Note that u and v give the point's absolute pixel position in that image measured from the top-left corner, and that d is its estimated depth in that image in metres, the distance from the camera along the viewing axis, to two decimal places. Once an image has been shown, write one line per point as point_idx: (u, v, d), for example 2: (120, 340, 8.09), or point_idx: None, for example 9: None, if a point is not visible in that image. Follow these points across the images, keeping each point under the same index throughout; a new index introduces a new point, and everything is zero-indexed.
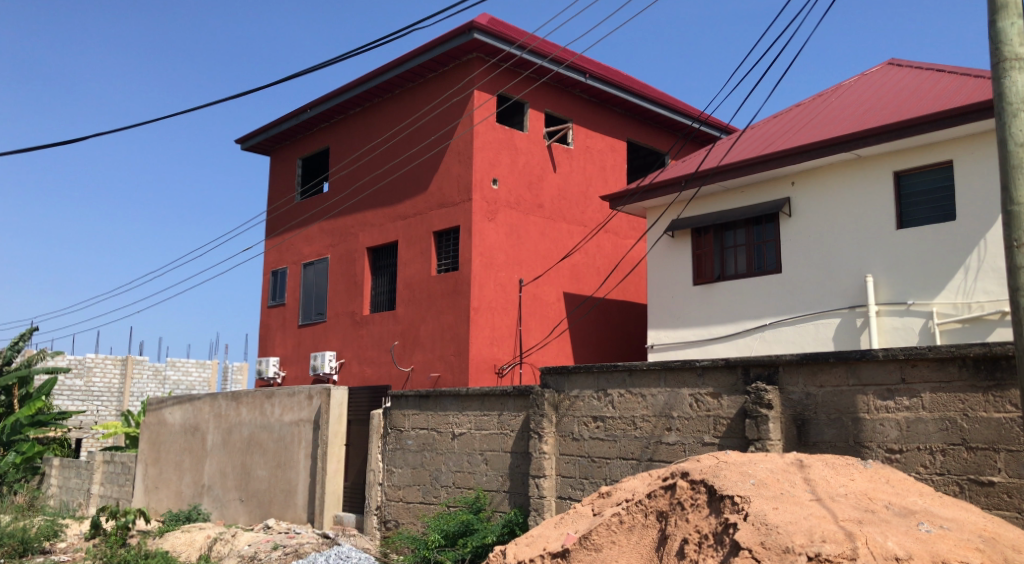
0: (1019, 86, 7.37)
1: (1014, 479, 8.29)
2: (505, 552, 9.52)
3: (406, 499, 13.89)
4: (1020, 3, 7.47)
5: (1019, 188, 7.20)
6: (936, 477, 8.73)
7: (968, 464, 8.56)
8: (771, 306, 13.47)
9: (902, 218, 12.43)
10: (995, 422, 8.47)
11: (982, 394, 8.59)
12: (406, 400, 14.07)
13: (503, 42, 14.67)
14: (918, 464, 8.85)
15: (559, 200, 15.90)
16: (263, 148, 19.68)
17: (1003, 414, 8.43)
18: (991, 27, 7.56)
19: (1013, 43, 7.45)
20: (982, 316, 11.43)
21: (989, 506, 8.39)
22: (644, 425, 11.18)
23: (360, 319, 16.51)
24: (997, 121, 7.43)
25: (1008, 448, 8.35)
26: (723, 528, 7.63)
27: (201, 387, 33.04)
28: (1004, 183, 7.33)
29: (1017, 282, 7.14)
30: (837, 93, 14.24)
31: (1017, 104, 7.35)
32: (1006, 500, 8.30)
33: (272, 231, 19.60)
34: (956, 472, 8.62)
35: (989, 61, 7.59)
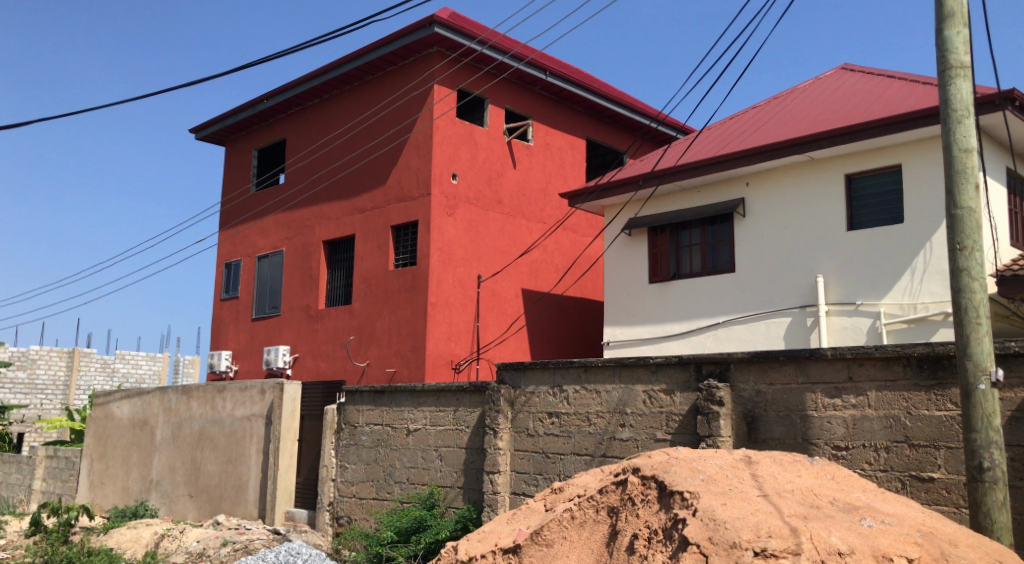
0: (963, 93, 7.63)
1: (953, 475, 8.56)
2: (456, 548, 9.41)
3: (359, 495, 13.83)
4: (965, 12, 7.68)
5: (961, 193, 7.52)
6: (880, 474, 8.98)
7: (911, 461, 8.81)
8: (724, 305, 13.68)
9: (852, 220, 12.72)
10: (936, 419, 8.73)
11: (924, 393, 8.84)
12: (360, 396, 14.02)
13: (464, 36, 14.65)
14: (863, 460, 9.09)
15: (518, 196, 15.93)
16: (218, 138, 19.37)
17: (944, 412, 8.68)
18: (939, 35, 7.77)
19: (958, 51, 7.68)
20: (927, 317, 11.73)
21: (930, 501, 8.65)
22: (598, 421, 11.30)
23: (316, 314, 16.36)
24: (942, 126, 7.68)
25: (948, 445, 8.62)
26: (673, 523, 7.71)
27: (151, 380, 32.19)
28: (948, 187, 7.59)
29: (960, 284, 7.49)
30: (791, 95, 14.51)
31: (962, 110, 7.61)
32: (945, 495, 8.57)
33: (227, 222, 19.29)
34: (899, 469, 8.88)
35: (935, 67, 7.82)
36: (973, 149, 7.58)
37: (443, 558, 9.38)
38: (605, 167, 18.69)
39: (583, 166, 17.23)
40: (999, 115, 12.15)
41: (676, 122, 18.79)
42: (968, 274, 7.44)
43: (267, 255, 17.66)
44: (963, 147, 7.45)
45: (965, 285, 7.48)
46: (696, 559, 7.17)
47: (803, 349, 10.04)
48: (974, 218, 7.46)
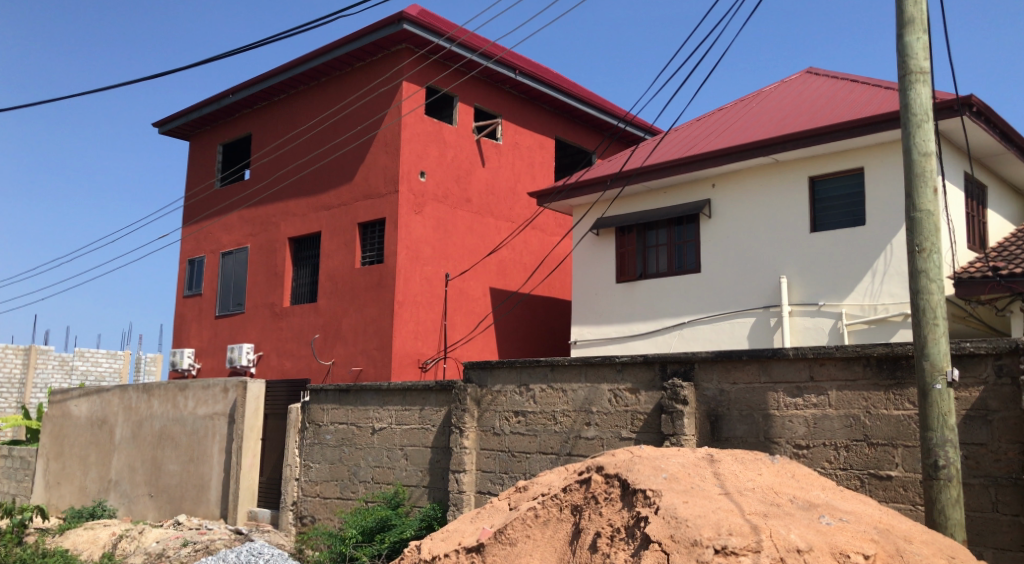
0: (922, 98, 7.77)
1: (910, 473, 8.71)
2: (419, 547, 9.27)
3: (323, 494, 13.74)
4: (925, 18, 7.83)
5: (920, 196, 7.67)
6: (839, 472, 9.12)
7: (869, 459, 8.95)
8: (689, 305, 13.80)
9: (815, 221, 12.89)
10: (894, 419, 8.88)
11: (883, 392, 8.98)
12: (325, 394, 13.92)
13: (432, 33, 14.58)
14: (823, 459, 9.23)
15: (486, 195, 15.91)
16: (182, 132, 19.07)
17: (902, 411, 8.83)
18: (899, 40, 7.90)
19: (918, 57, 7.82)
20: (887, 318, 11.92)
21: (887, 499, 8.80)
22: (564, 419, 11.33)
23: (281, 312, 16.19)
24: (902, 130, 7.82)
25: (905, 443, 8.77)
26: (634, 522, 7.69)
27: (111, 378, 31.51)
28: (908, 190, 7.73)
29: (918, 286, 7.62)
30: (757, 98, 14.67)
31: (922, 115, 7.75)
32: (902, 493, 8.72)
33: (190, 218, 19.01)
34: (858, 467, 9.01)
35: (895, 72, 7.96)
36: (931, 153, 7.74)
37: (407, 558, 9.19)
38: (573, 167, 18.72)
39: (551, 165, 17.26)
40: (958, 120, 12.42)
41: (644, 122, 18.88)
42: (926, 276, 7.58)
43: (232, 252, 17.43)
44: (922, 151, 7.59)
45: (923, 286, 7.62)
46: (657, 558, 7.16)
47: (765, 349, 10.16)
48: (932, 221, 7.61)
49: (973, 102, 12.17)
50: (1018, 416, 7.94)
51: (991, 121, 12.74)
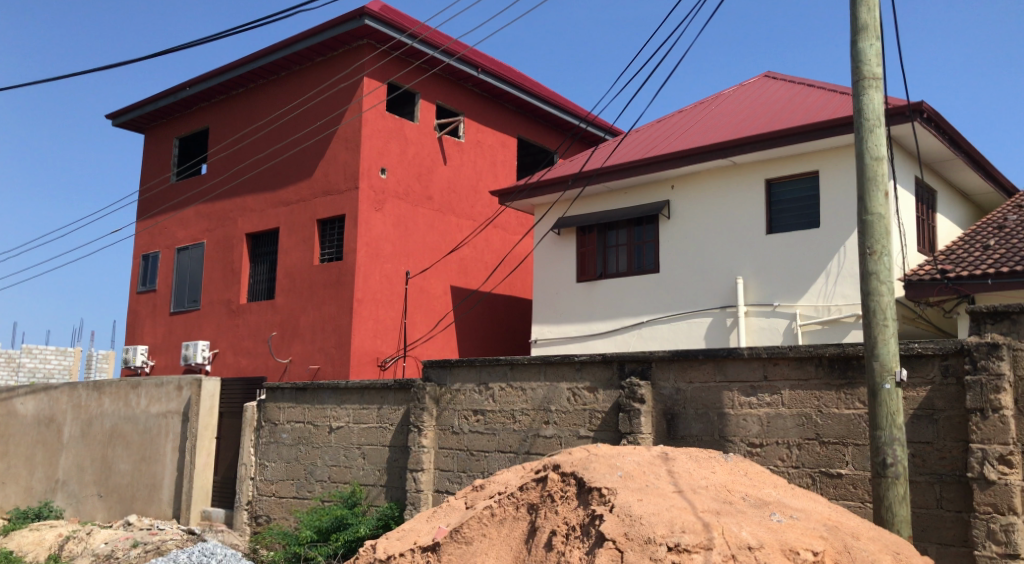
0: (875, 103, 7.92)
1: (860, 471, 8.85)
2: (373, 546, 8.84)
3: (279, 493, 13.60)
4: (878, 25, 7.98)
5: (872, 199, 7.81)
6: (792, 470, 9.25)
7: (821, 458, 9.09)
8: (647, 304, 13.92)
9: (771, 223, 13.08)
10: (846, 418, 9.01)
11: (835, 392, 9.12)
12: (281, 392, 13.77)
13: (394, 29, 14.49)
14: (776, 457, 9.36)
15: (447, 193, 15.85)
16: (136, 124, 18.69)
17: (853, 410, 8.97)
18: (854, 46, 8.04)
19: (871, 63, 7.97)
20: (840, 319, 12.13)
21: (837, 496, 8.94)
22: (522, 418, 11.34)
23: (237, 308, 15.96)
24: (855, 134, 7.97)
25: (855, 442, 8.91)
26: (590, 520, 7.45)
27: (60, 375, 30.62)
28: (860, 194, 7.87)
29: (869, 287, 7.75)
30: (716, 101, 14.85)
31: (874, 119, 7.90)
32: (852, 491, 8.86)
33: (144, 212, 18.64)
34: (810, 465, 9.16)
35: (850, 78, 8.12)
36: (883, 157, 7.89)
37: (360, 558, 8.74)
38: (535, 166, 18.72)
39: (513, 164, 17.26)
40: (909, 126, 12.71)
41: (604, 123, 18.97)
42: (877, 278, 7.71)
43: (188, 248, 17.14)
44: (874, 155, 7.74)
45: (874, 288, 7.75)
46: (611, 556, 6.99)
47: (721, 348, 10.28)
48: (883, 224, 7.75)
49: (925, 108, 12.47)
50: (962, 415, 8.12)
51: (942, 128, 13.06)
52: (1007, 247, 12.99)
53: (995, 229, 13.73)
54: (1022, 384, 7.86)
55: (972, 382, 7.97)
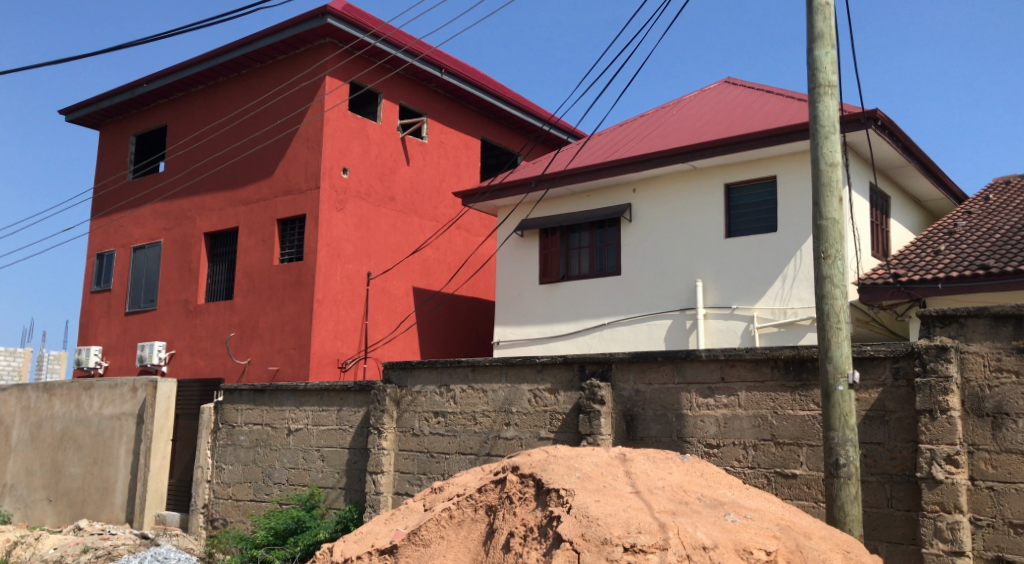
0: (830, 110, 8.02)
1: (814, 471, 8.96)
2: (331, 549, 8.73)
3: (236, 496, 13.46)
4: (833, 34, 8.07)
5: (826, 205, 7.85)
6: (747, 470, 9.34)
7: (776, 458, 9.18)
8: (608, 306, 14.01)
9: (730, 227, 13.23)
10: (800, 419, 9.10)
11: (790, 393, 9.20)
12: (239, 394, 13.60)
13: (357, 28, 14.39)
14: (732, 457, 9.44)
15: (410, 194, 15.77)
16: (91, 120, 18.30)
17: (807, 411, 9.06)
18: (809, 54, 8.13)
19: (826, 70, 8.07)
20: (796, 321, 12.32)
21: (792, 496, 9.04)
22: (483, 420, 11.33)
23: (195, 309, 15.70)
24: (810, 141, 8.06)
25: (809, 443, 9.00)
26: (548, 521, 7.31)
27: (9, 377, 29.81)
28: (815, 199, 7.95)
29: (824, 290, 7.80)
30: (677, 106, 15.00)
31: (829, 126, 7.99)
32: (806, 491, 8.96)
33: (98, 210, 18.25)
34: (765, 466, 9.24)
35: (806, 85, 8.20)
36: (837, 163, 7.96)
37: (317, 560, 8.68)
38: (498, 168, 18.71)
39: (477, 166, 17.23)
40: (864, 133, 12.98)
41: (567, 125, 19.02)
42: (830, 282, 7.76)
43: (145, 247, 16.84)
44: (828, 161, 7.82)
45: (827, 291, 7.79)
46: (569, 557, 6.84)
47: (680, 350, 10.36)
48: (837, 228, 7.82)
49: (879, 115, 12.74)
50: (912, 416, 8.23)
51: (896, 135, 13.35)
52: (957, 252, 13.32)
53: (946, 235, 14.07)
54: (969, 385, 7.91)
55: (921, 383, 7.99)
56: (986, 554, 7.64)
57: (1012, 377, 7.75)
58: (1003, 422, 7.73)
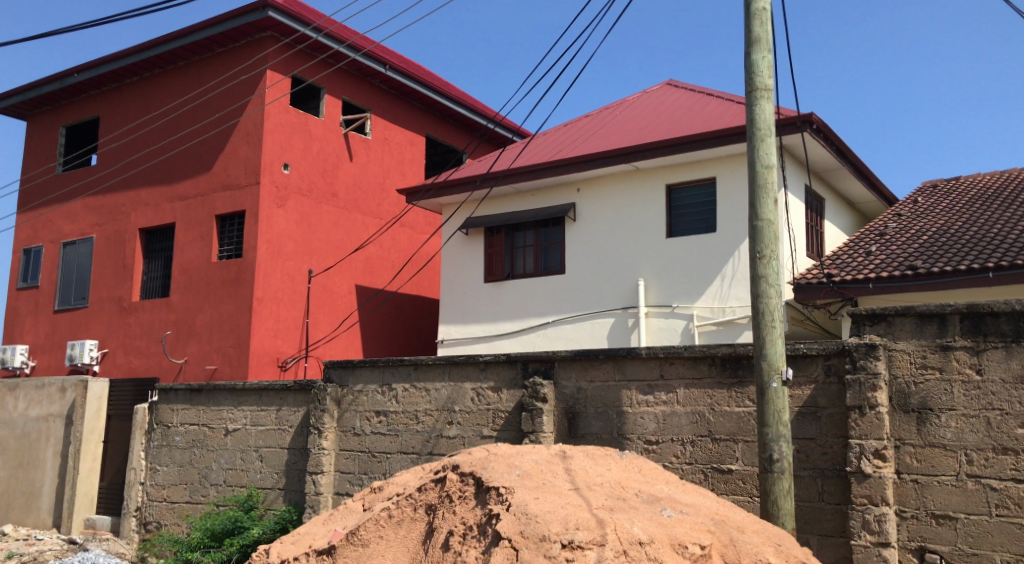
0: (766, 114, 8.05)
1: (749, 466, 9.07)
2: (267, 551, 8.18)
3: (170, 498, 13.19)
4: (770, 39, 8.09)
5: (762, 206, 7.91)
6: (685, 466, 9.42)
7: (713, 454, 9.28)
8: (551, 305, 14.06)
9: (670, 227, 13.39)
10: (736, 416, 9.21)
11: (726, 390, 9.31)
12: (175, 394, 13.35)
13: (298, 22, 14.15)
14: (670, 454, 9.52)
15: (353, 190, 15.57)
16: (18, 110, 17.64)
17: (742, 408, 9.17)
18: (747, 58, 8.15)
19: (763, 75, 8.09)
20: (734, 320, 12.51)
21: (728, 491, 9.14)
22: (426, 419, 11.25)
23: (129, 307, 15.26)
24: (747, 144, 8.06)
25: (745, 438, 9.12)
26: (487, 519, 6.88)
27: None
28: (751, 200, 7.97)
29: (759, 290, 7.84)
30: (621, 107, 15.13)
31: (765, 130, 8.01)
32: (741, 486, 9.08)
33: (25, 204, 17.59)
34: (702, 461, 9.34)
35: (743, 88, 8.22)
36: (773, 166, 7.99)
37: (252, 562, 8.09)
38: (443, 166, 18.60)
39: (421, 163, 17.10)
40: (799, 136, 13.26)
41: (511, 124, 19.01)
42: (765, 281, 7.81)
43: (76, 242, 16.31)
44: (764, 164, 7.85)
45: (762, 291, 7.84)
46: (508, 555, 6.44)
47: (621, 348, 10.41)
48: (772, 230, 7.86)
49: (814, 119, 13.04)
50: (843, 412, 8.33)
51: (829, 138, 13.67)
52: (888, 253, 13.73)
53: (877, 236, 14.51)
54: (896, 381, 8.08)
55: (851, 380, 8.13)
56: (910, 544, 7.85)
57: (936, 374, 7.94)
58: (927, 417, 7.93)
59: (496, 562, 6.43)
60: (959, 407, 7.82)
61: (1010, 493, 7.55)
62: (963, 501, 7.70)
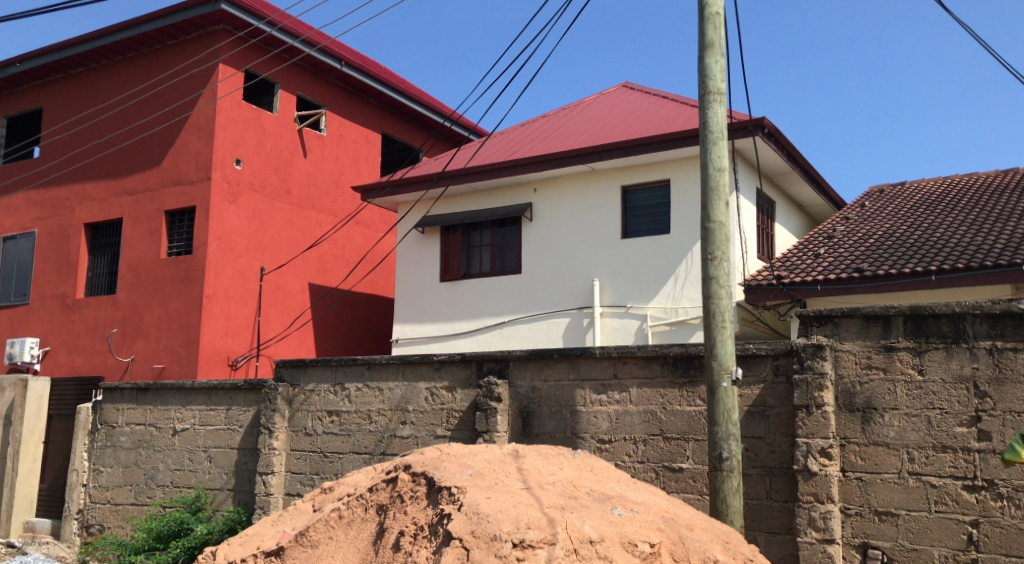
0: (718, 117, 8.07)
1: (700, 465, 9.14)
2: (213, 553, 8.00)
3: (114, 500, 12.89)
4: (723, 43, 8.12)
5: (714, 208, 7.94)
6: (637, 465, 9.46)
7: (664, 453, 9.33)
8: (507, 305, 14.04)
9: (626, 228, 13.46)
10: (687, 414, 9.27)
11: (677, 389, 9.37)
12: (121, 393, 13.05)
13: (252, 15, 13.91)
14: (622, 452, 9.55)
15: (307, 187, 15.36)
16: None
17: (693, 407, 9.24)
18: (700, 62, 8.17)
19: (715, 79, 8.11)
20: (686, 320, 12.61)
21: (679, 490, 9.20)
22: (379, 418, 11.13)
23: (72, 303, 14.86)
24: (699, 147, 8.08)
25: (695, 437, 9.18)
26: (438, 519, 6.79)
27: None
28: (703, 202, 8.00)
29: (709, 291, 7.87)
30: (577, 107, 15.17)
31: (717, 133, 8.03)
32: (692, 484, 9.14)
33: None
34: (654, 460, 9.38)
35: (696, 91, 8.23)
36: (725, 169, 8.04)
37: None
38: (398, 163, 18.47)
39: (376, 160, 16.94)
40: (751, 140, 13.42)
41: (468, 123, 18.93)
42: (716, 282, 7.85)
43: (17, 237, 15.84)
44: (717, 167, 7.88)
45: (714, 291, 7.88)
46: (458, 555, 6.32)
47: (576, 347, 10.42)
48: (723, 231, 7.91)
49: (765, 123, 13.20)
50: (791, 411, 8.44)
51: (780, 142, 13.85)
52: (836, 255, 13.97)
53: (825, 239, 14.75)
54: (842, 381, 8.21)
55: (799, 380, 8.24)
56: (854, 540, 7.98)
57: (880, 374, 8.07)
58: (872, 417, 8.06)
59: (446, 562, 6.31)
60: (902, 406, 7.95)
61: (948, 490, 7.71)
62: (905, 498, 7.84)
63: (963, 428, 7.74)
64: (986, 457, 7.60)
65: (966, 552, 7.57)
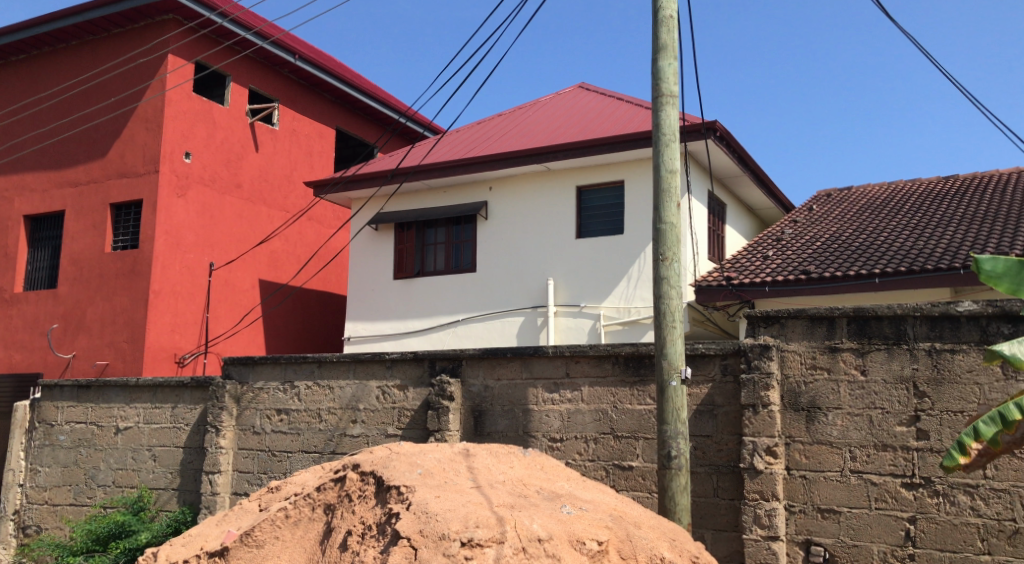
0: (669, 119, 8.07)
1: (649, 463, 9.18)
2: (155, 553, 7.82)
3: (52, 501, 12.54)
4: (676, 46, 8.14)
5: (665, 209, 7.95)
6: (588, 463, 9.47)
7: (614, 451, 9.36)
8: (461, 303, 13.97)
9: (580, 228, 13.48)
10: (638, 413, 9.31)
11: (629, 388, 9.40)
12: (60, 390, 12.70)
13: (203, 6, 13.62)
14: (573, 451, 9.55)
15: (258, 182, 15.11)
16: None
17: (644, 406, 9.28)
18: (654, 64, 8.18)
19: (668, 81, 8.13)
20: (638, 320, 12.66)
21: (628, 488, 9.24)
22: (328, 417, 10.97)
23: (10, 298, 14.42)
24: (652, 148, 8.07)
25: (645, 436, 9.22)
26: (386, 518, 6.68)
27: None
28: (655, 203, 8.01)
29: (660, 291, 7.87)
30: (534, 107, 15.16)
31: (668, 134, 8.03)
32: (641, 483, 9.18)
33: None
34: (604, 458, 9.40)
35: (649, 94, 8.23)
36: (677, 171, 8.07)
37: None
38: (352, 159, 18.27)
39: (330, 156, 16.73)
40: (703, 142, 13.54)
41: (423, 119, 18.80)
42: (667, 283, 7.86)
43: None
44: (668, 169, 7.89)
45: (665, 291, 7.89)
46: (406, 555, 6.24)
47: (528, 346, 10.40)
48: (674, 232, 7.92)
49: (717, 126, 13.32)
50: (738, 410, 8.50)
51: (731, 146, 13.99)
52: (783, 257, 14.18)
53: (774, 241, 14.97)
54: (788, 381, 8.31)
55: (746, 379, 8.32)
56: (797, 537, 8.09)
57: (825, 374, 8.19)
58: (816, 416, 8.18)
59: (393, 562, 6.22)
60: (845, 406, 8.08)
61: (888, 487, 7.85)
62: (847, 496, 7.97)
63: (903, 427, 7.89)
64: (923, 456, 7.77)
65: (903, 548, 7.72)
